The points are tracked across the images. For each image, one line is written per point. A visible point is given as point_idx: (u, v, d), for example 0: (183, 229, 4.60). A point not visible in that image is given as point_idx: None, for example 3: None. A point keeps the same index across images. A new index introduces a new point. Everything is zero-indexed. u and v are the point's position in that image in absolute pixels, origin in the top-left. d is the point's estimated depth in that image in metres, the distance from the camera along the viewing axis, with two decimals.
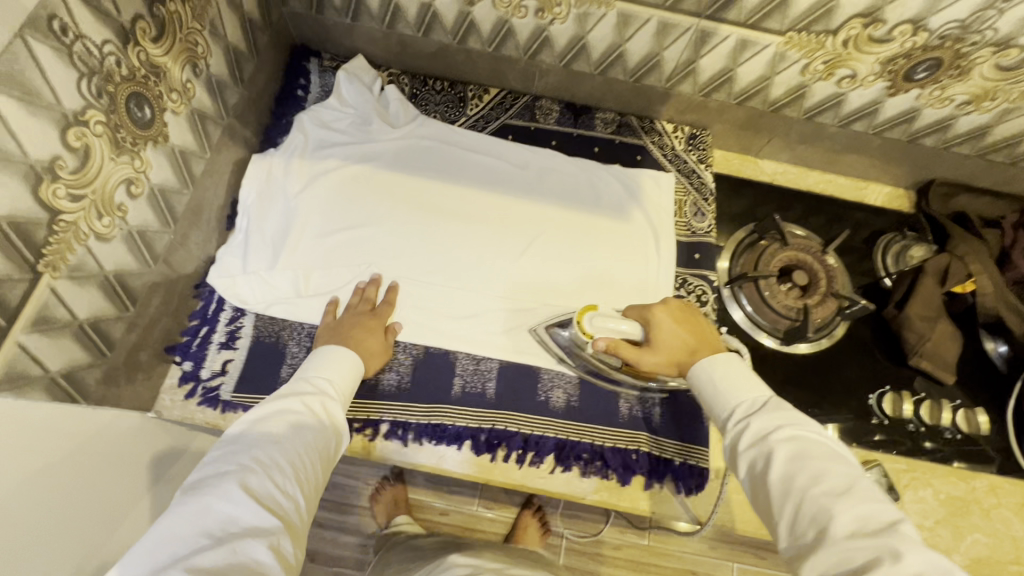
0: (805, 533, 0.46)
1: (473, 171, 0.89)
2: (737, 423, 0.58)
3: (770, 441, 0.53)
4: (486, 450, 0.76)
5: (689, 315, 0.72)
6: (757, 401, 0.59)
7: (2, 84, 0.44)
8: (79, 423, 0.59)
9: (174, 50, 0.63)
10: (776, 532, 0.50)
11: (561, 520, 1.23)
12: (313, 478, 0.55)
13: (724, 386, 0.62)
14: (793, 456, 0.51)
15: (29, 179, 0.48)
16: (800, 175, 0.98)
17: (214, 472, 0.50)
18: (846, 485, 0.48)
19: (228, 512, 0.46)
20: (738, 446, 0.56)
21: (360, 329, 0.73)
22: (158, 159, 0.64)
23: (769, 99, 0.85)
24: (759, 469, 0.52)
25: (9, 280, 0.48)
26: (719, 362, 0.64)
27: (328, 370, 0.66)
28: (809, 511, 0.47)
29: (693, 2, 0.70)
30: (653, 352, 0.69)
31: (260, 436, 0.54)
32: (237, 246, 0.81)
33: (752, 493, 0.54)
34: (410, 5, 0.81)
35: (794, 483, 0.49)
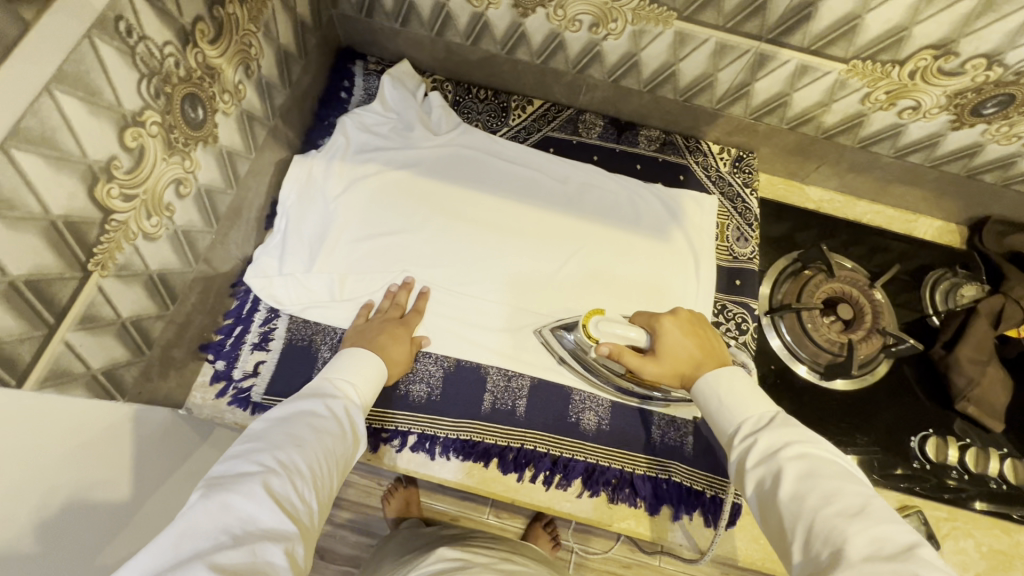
0: (819, 558, 0.42)
1: (511, 183, 0.88)
2: (742, 439, 0.54)
3: (779, 456, 0.50)
4: (513, 470, 0.74)
5: (698, 326, 0.69)
6: (762, 417, 0.55)
7: (68, 85, 0.44)
8: (115, 417, 0.59)
9: (229, 52, 0.63)
10: (789, 557, 0.46)
11: (572, 535, 1.21)
12: (328, 485, 0.53)
13: (728, 402, 0.59)
14: (803, 472, 0.48)
15: (86, 179, 0.48)
16: (847, 204, 0.95)
17: (236, 468, 0.49)
18: (860, 505, 0.44)
19: (249, 512, 0.45)
20: (744, 464, 0.52)
21: (386, 336, 0.72)
22: (206, 160, 0.64)
23: (823, 126, 0.82)
24: (768, 488, 0.49)
25: (61, 278, 0.48)
26: (724, 377, 0.61)
27: (351, 373, 0.65)
28: (822, 533, 0.43)
29: (756, 25, 0.68)
30: (657, 362, 0.66)
31: (285, 435, 0.53)
32: (274, 246, 0.80)
33: (761, 515, 0.50)
34: (462, 14, 0.81)
35: (804, 500, 0.46)
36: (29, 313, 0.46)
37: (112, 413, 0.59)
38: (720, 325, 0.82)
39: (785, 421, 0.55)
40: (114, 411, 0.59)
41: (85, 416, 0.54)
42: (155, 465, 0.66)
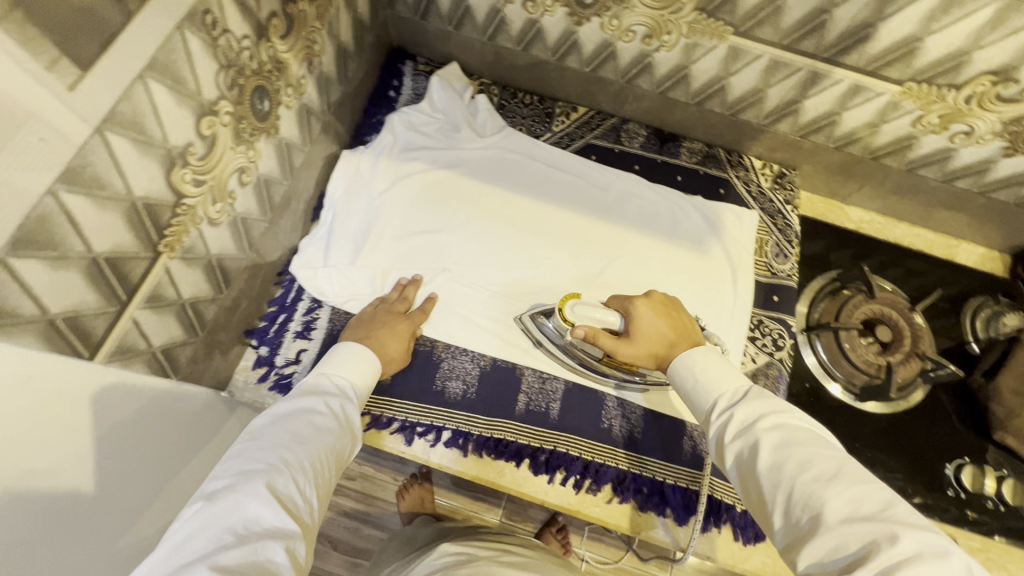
0: (800, 523, 0.43)
1: (552, 188, 0.89)
2: (720, 414, 0.55)
3: (755, 429, 0.50)
4: (544, 471, 0.75)
5: (671, 306, 0.69)
6: (736, 392, 0.56)
7: (158, 74, 0.46)
8: (112, 396, 0.51)
9: (296, 47, 0.65)
10: (767, 521, 0.46)
11: (583, 542, 1.22)
12: (328, 483, 0.54)
13: (707, 379, 0.59)
14: (780, 442, 0.48)
15: (165, 163, 0.50)
16: (888, 225, 0.94)
17: (238, 466, 0.49)
18: (835, 468, 0.45)
19: (253, 511, 0.45)
20: (722, 439, 0.53)
21: (383, 326, 0.73)
22: (267, 151, 0.66)
23: (871, 146, 0.82)
24: (746, 459, 0.49)
25: (135, 257, 0.50)
26: (699, 358, 0.61)
27: (349, 370, 0.66)
28: (800, 498, 0.44)
29: (813, 43, 0.68)
30: (632, 344, 0.66)
31: (287, 434, 0.54)
32: (320, 238, 0.82)
33: (740, 486, 0.50)
34: (516, 19, 0.82)
35: (782, 469, 0.46)
36: (105, 288, 0.48)
37: (111, 391, 0.51)
38: (756, 340, 0.82)
39: (761, 392, 0.56)
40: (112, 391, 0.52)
41: (92, 388, 0.48)
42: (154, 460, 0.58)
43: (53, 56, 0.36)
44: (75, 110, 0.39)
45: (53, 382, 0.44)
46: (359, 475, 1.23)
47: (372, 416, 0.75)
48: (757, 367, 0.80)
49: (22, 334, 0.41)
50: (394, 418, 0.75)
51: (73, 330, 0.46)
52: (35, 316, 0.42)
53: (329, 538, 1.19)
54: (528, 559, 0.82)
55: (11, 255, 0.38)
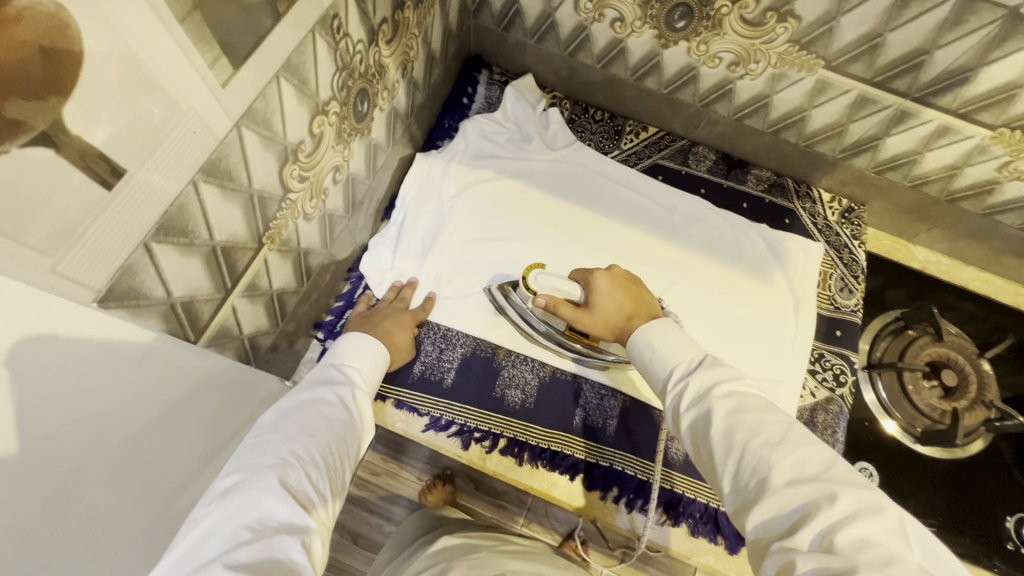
0: (748, 487, 0.42)
1: (618, 206, 0.89)
2: (677, 381, 0.53)
3: (709, 397, 0.49)
4: (598, 487, 0.74)
5: (632, 282, 0.69)
6: (693, 359, 0.54)
7: (289, 73, 0.47)
8: (83, 364, 0.35)
9: (396, 52, 0.67)
10: (720, 484, 0.46)
11: (598, 556, 1.22)
12: (340, 477, 0.53)
13: (660, 349, 0.56)
14: (732, 408, 0.47)
15: (280, 159, 0.52)
16: (953, 268, 0.93)
17: (247, 461, 0.48)
18: (783, 431, 0.44)
19: (266, 506, 0.44)
20: (679, 408, 0.51)
21: (392, 322, 0.74)
22: (359, 150, 0.68)
23: (949, 188, 0.81)
24: (701, 429, 0.48)
25: (244, 246, 0.52)
26: (655, 328, 0.58)
27: (355, 362, 0.65)
28: (749, 462, 0.43)
29: (906, 82, 0.68)
30: (590, 314, 0.68)
31: (298, 426, 0.52)
32: (389, 238, 0.84)
33: (695, 453, 0.49)
34: (601, 37, 0.83)
35: (732, 437, 0.45)
36: (217, 275, 0.50)
37: (83, 361, 0.35)
38: (816, 374, 0.82)
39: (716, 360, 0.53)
40: (92, 355, 0.36)
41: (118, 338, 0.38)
42: (168, 433, 0.44)
43: (215, 54, 0.38)
44: (222, 105, 0.41)
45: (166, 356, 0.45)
46: (384, 472, 1.24)
47: (431, 417, 0.76)
48: (817, 402, 0.79)
49: (147, 316, 0.42)
50: (452, 421, 0.75)
51: (185, 313, 0.47)
52: (161, 298, 0.43)
53: (351, 532, 1.20)
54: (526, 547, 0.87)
55: (153, 240, 0.40)
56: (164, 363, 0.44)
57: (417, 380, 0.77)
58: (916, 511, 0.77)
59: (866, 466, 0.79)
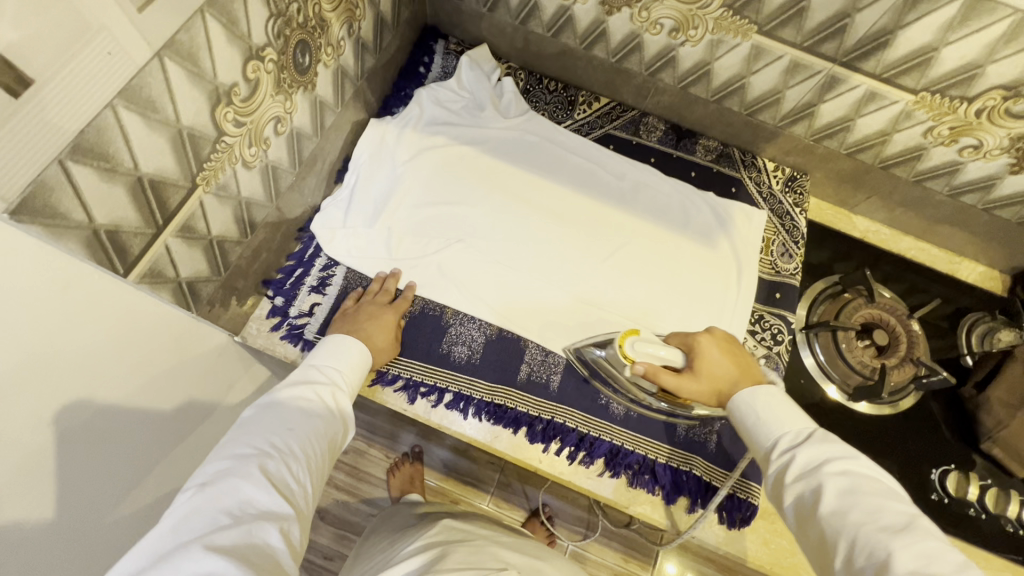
0: (865, 571, 0.43)
1: (570, 173, 0.92)
2: (782, 453, 0.55)
3: (820, 473, 0.50)
4: (540, 440, 0.76)
5: (734, 347, 0.70)
6: (800, 433, 0.56)
7: (215, 10, 0.49)
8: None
9: (339, 9, 0.68)
10: (828, 564, 0.47)
11: (564, 533, 1.23)
12: (322, 467, 0.57)
13: (764, 418, 0.59)
14: (845, 488, 0.48)
15: (212, 99, 0.53)
16: (891, 237, 0.97)
17: (230, 451, 0.51)
18: (905, 522, 0.45)
19: (249, 493, 0.48)
20: (783, 479, 0.53)
21: (371, 321, 0.74)
22: (303, 105, 0.69)
23: (881, 155, 0.85)
24: (809, 502, 0.50)
25: (175, 184, 0.53)
26: (759, 396, 0.61)
27: (337, 361, 0.67)
28: (866, 546, 0.44)
29: (833, 46, 0.71)
30: (696, 379, 0.67)
31: (278, 420, 0.55)
32: (341, 200, 0.85)
33: (798, 527, 0.51)
34: (549, 6, 0.85)
35: (846, 517, 0.46)
36: (145, 210, 0.51)
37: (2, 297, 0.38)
38: (755, 334, 0.84)
39: (825, 437, 0.55)
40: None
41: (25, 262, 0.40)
42: (155, 432, 0.61)
43: None
44: (141, 31, 0.42)
45: (163, 341, 0.59)
46: (351, 450, 1.25)
47: (379, 372, 0.77)
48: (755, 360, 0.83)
49: (68, 240, 0.43)
50: (399, 375, 0.77)
51: (112, 244, 0.48)
52: (82, 223, 0.44)
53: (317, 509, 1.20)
54: (500, 534, 0.89)
55: (69, 158, 0.41)
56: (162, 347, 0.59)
57: None
58: None
59: None
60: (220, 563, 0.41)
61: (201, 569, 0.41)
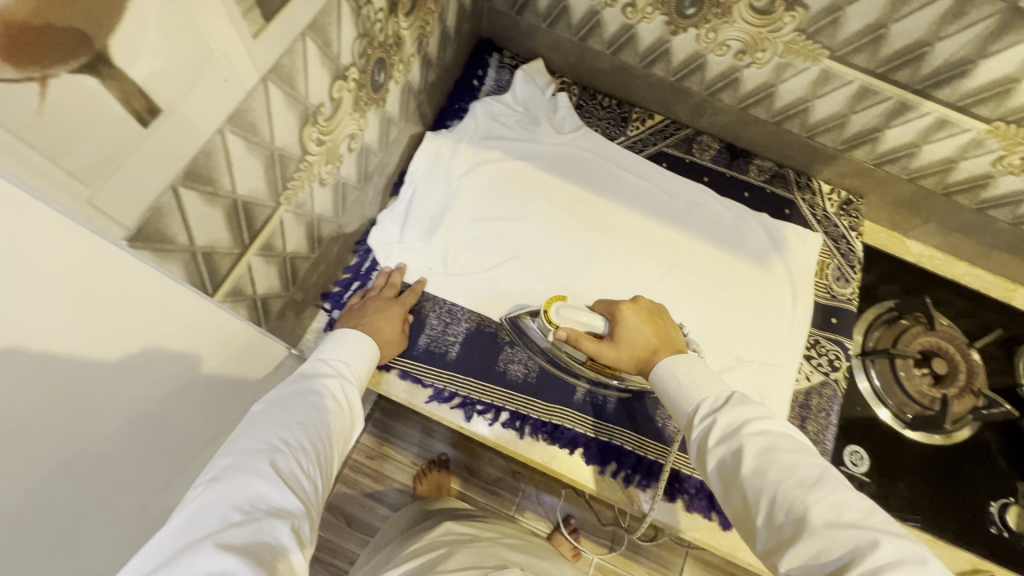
0: (783, 526, 0.45)
1: (622, 189, 0.91)
2: (703, 419, 0.57)
3: (740, 435, 0.52)
4: (597, 462, 0.76)
5: (654, 315, 0.73)
6: (718, 397, 0.58)
7: (314, 33, 0.48)
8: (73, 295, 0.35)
9: (413, 26, 0.68)
10: (750, 520, 0.49)
11: (589, 544, 1.22)
12: (329, 463, 0.56)
13: (686, 383, 0.62)
14: (763, 448, 0.50)
15: (301, 119, 0.53)
16: (946, 262, 0.95)
17: (237, 447, 0.50)
18: (817, 475, 0.47)
19: (260, 489, 0.46)
20: (706, 444, 0.55)
21: (379, 315, 0.74)
22: (374, 122, 0.69)
23: (945, 181, 0.84)
24: (730, 466, 0.51)
25: (264, 203, 0.53)
26: (681, 362, 0.65)
27: (344, 356, 0.67)
28: (783, 503, 0.46)
29: (908, 74, 0.70)
30: (615, 347, 0.70)
31: (288, 415, 0.55)
32: (397, 214, 0.85)
33: (723, 490, 0.53)
34: (612, 23, 0.84)
35: (766, 477, 0.48)
36: (236, 230, 0.51)
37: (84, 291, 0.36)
38: (811, 359, 0.84)
39: (742, 398, 0.57)
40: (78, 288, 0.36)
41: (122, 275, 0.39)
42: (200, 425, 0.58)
43: (248, 4, 0.39)
44: (253, 58, 0.42)
45: (224, 331, 0.55)
46: (379, 456, 1.24)
47: (435, 389, 0.77)
48: (812, 386, 0.82)
49: (171, 262, 0.43)
50: (456, 393, 0.77)
51: (205, 264, 0.48)
52: (184, 246, 0.44)
53: (344, 513, 1.18)
54: (523, 542, 0.88)
55: (181, 184, 0.41)
56: (223, 335, 0.55)
57: (422, 351, 0.78)
58: (908, 496, 0.79)
59: (856, 449, 0.81)
60: (232, 561, 0.39)
61: (214, 567, 0.39)
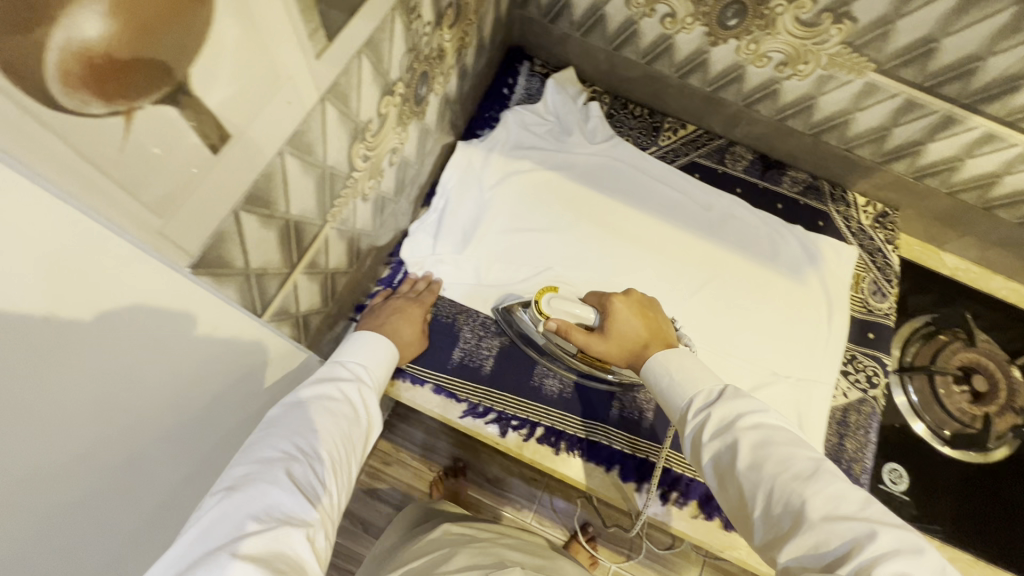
0: (780, 520, 0.44)
1: (654, 201, 0.90)
2: (697, 412, 0.54)
3: (735, 429, 0.50)
4: (633, 479, 0.74)
5: (647, 307, 0.69)
6: (711, 391, 0.55)
7: (369, 50, 0.47)
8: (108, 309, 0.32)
9: (455, 37, 0.67)
10: (746, 513, 0.47)
11: (608, 553, 1.13)
12: (344, 472, 0.54)
13: (678, 376, 0.58)
14: (758, 442, 0.48)
15: (351, 136, 0.52)
16: (982, 275, 0.94)
17: (254, 454, 0.48)
18: (813, 467, 0.45)
19: (277, 498, 0.45)
20: (700, 437, 0.52)
21: (399, 316, 0.73)
22: (413, 134, 0.68)
23: (986, 196, 0.83)
24: (726, 461, 0.49)
25: (312, 221, 0.52)
26: (673, 357, 0.60)
27: (360, 360, 0.65)
28: (780, 496, 0.44)
29: (956, 88, 0.69)
30: (604, 339, 0.67)
31: (304, 421, 0.53)
32: (430, 225, 0.84)
33: (717, 484, 0.50)
34: (649, 32, 0.83)
35: (763, 471, 0.46)
36: (286, 251, 0.50)
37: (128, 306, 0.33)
38: (849, 375, 0.82)
39: (738, 391, 0.54)
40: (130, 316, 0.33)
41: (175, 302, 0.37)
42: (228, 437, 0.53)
43: (315, 26, 0.38)
44: (315, 79, 0.41)
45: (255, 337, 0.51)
46: (394, 461, 1.15)
47: (469, 403, 0.76)
48: (850, 403, 0.80)
49: (227, 286, 0.42)
50: (491, 408, 0.76)
51: (257, 286, 0.47)
52: (240, 269, 0.43)
53: (362, 520, 1.12)
54: (520, 541, 0.86)
55: (242, 209, 0.40)
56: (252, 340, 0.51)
57: (456, 366, 0.77)
58: (948, 515, 0.78)
59: (895, 467, 0.80)
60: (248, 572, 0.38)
61: None
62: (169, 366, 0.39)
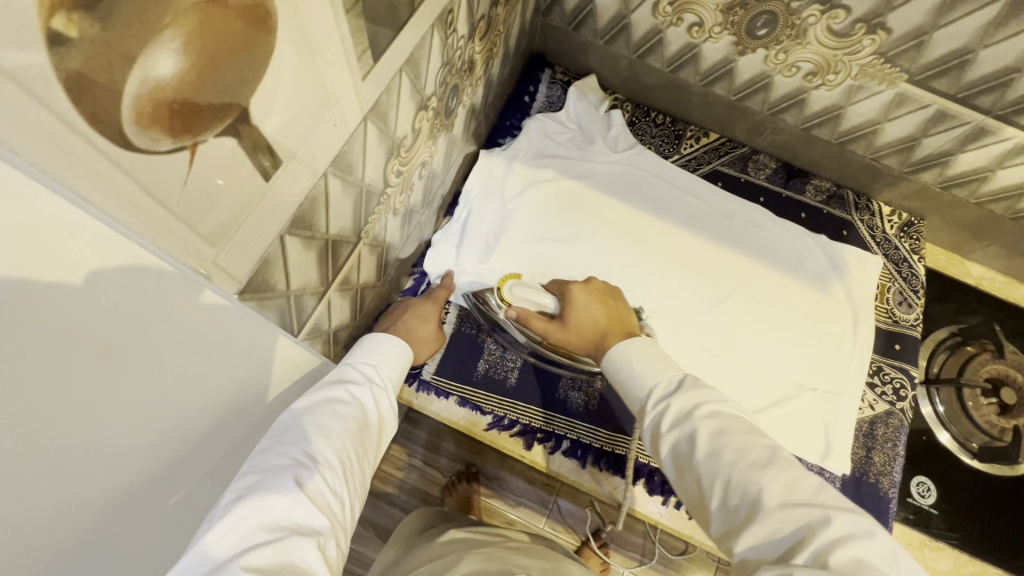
0: (738, 509, 0.43)
1: (677, 210, 0.90)
2: (657, 403, 0.52)
3: (691, 419, 0.48)
4: (660, 493, 0.74)
5: (607, 296, 0.70)
6: (671, 381, 0.54)
7: (409, 67, 0.47)
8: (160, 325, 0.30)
9: (484, 49, 0.67)
10: (705, 503, 0.46)
11: (619, 558, 1.12)
12: (358, 479, 0.47)
13: (637, 364, 0.57)
14: (714, 431, 0.47)
15: (388, 153, 0.51)
16: (1007, 285, 0.93)
17: (259, 461, 0.41)
18: (768, 455, 0.44)
19: (287, 512, 0.38)
20: (658, 429, 0.51)
21: (414, 317, 0.70)
22: (442, 146, 0.68)
23: (1014, 206, 0.83)
24: (683, 451, 0.47)
25: (347, 239, 0.51)
26: (632, 345, 0.59)
27: (373, 358, 0.58)
28: (736, 485, 0.43)
29: (990, 99, 0.69)
30: (562, 327, 0.68)
31: (316, 423, 0.46)
32: (452, 235, 0.83)
33: (676, 475, 0.49)
34: (675, 41, 0.82)
35: (720, 461, 0.45)
36: (323, 269, 0.49)
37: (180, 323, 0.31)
38: (875, 387, 0.82)
39: (697, 381, 0.53)
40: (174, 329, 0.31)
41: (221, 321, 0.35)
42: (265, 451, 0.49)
43: (363, 47, 0.37)
44: (360, 100, 0.41)
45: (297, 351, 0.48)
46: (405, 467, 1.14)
47: (495, 416, 0.76)
48: (876, 415, 0.80)
49: (269, 309, 0.42)
50: (516, 420, 0.75)
51: (295, 307, 0.46)
52: (282, 292, 0.42)
53: (374, 525, 1.11)
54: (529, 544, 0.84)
55: (288, 232, 0.39)
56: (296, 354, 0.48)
57: (480, 378, 0.77)
58: (975, 528, 0.79)
59: (923, 480, 0.80)
60: None
61: None
62: (194, 371, 0.34)
